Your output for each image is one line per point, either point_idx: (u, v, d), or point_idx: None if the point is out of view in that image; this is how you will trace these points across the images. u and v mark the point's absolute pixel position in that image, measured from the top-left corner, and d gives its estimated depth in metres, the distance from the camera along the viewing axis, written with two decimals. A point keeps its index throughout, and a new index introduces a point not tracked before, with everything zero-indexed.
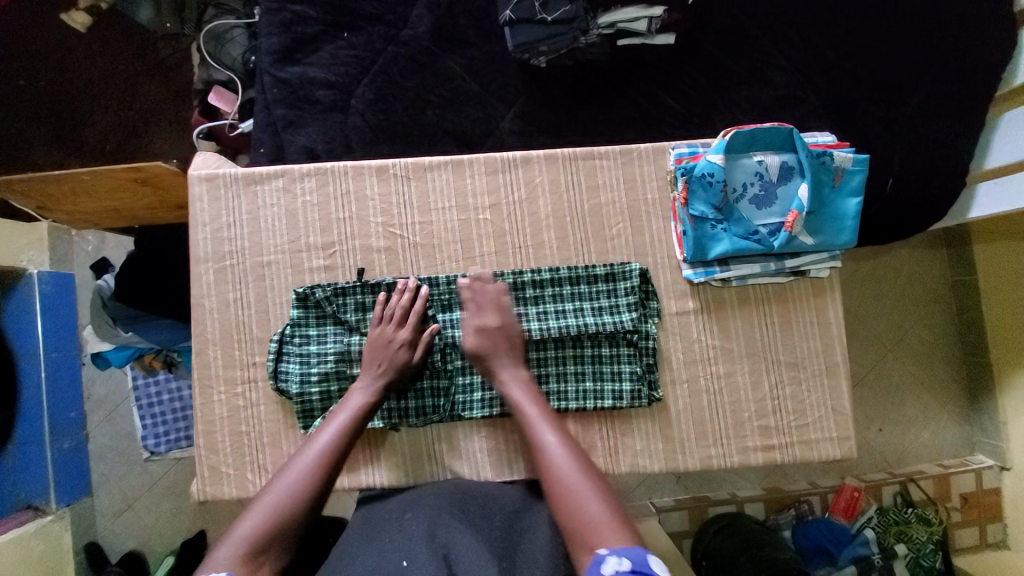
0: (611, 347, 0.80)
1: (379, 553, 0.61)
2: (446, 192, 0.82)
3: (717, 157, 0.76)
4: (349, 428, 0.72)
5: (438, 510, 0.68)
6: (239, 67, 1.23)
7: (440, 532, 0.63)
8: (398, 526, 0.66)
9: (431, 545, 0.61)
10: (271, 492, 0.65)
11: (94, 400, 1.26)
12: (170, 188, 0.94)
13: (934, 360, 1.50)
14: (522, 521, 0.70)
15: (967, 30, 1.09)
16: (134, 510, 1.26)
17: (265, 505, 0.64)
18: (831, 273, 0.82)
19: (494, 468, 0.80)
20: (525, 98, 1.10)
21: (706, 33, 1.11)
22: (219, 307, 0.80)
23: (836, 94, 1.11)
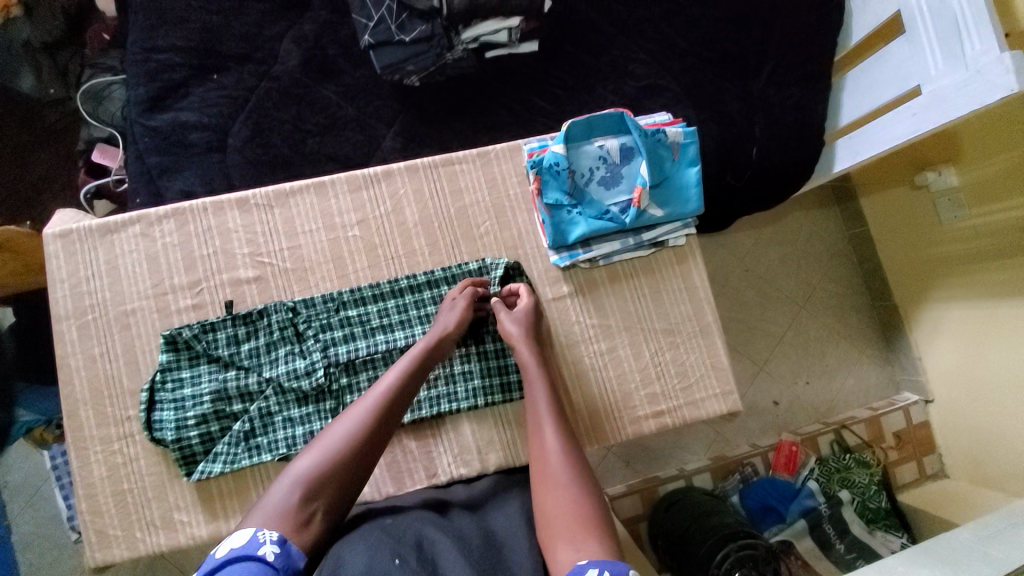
0: (494, 342, 0.83)
1: (370, 551, 0.57)
2: (311, 215, 0.83)
3: (560, 147, 0.80)
4: (406, 380, 0.69)
5: (419, 523, 0.65)
6: (120, 123, 1.18)
7: (427, 542, 0.60)
8: (380, 529, 0.63)
9: (419, 555, 0.58)
10: (324, 438, 0.63)
11: (12, 487, 1.17)
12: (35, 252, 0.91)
13: (845, 309, 1.58)
14: (498, 533, 0.65)
15: (798, 9, 1.20)
16: None
17: (322, 446, 0.62)
18: (690, 241, 0.86)
19: (398, 481, 0.79)
20: (403, 115, 1.13)
21: (568, 36, 1.17)
22: (85, 364, 0.77)
23: (697, 78, 1.18)
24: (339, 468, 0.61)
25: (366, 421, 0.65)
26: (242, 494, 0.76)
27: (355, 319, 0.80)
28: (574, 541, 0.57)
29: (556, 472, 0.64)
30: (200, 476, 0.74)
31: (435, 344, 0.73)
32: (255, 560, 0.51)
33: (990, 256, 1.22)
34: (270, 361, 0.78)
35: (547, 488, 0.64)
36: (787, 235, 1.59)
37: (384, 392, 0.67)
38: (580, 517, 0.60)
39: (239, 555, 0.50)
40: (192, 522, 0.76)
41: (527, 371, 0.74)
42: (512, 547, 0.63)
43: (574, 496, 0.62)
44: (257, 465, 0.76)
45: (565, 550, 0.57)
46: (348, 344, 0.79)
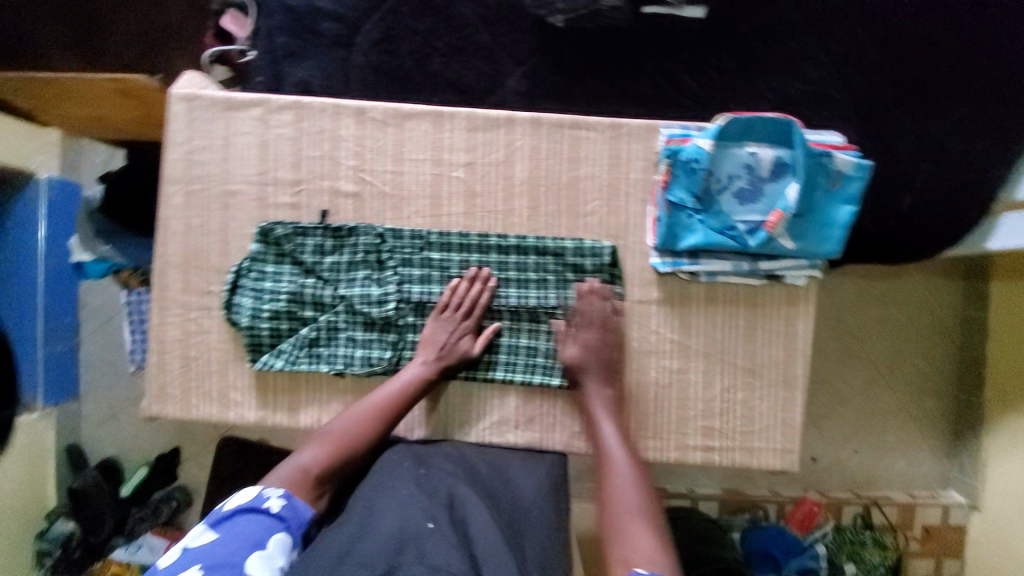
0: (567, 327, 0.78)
1: (401, 511, 0.57)
2: (422, 143, 0.79)
3: (706, 142, 0.71)
4: (409, 392, 0.74)
5: (451, 474, 0.65)
6: None
7: (458, 502, 0.61)
8: (413, 482, 0.62)
9: (449, 516, 0.58)
10: (331, 431, 0.72)
11: (89, 310, 1.33)
12: (148, 102, 0.94)
13: (925, 391, 1.41)
14: (522, 501, 0.67)
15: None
16: (118, 419, 1.35)
17: (329, 438, 0.71)
18: (808, 284, 0.77)
19: (432, 427, 0.80)
20: (537, 57, 1.05)
21: (741, 12, 1.02)
22: (183, 230, 0.80)
23: (872, 99, 1.01)
24: (344, 460, 0.70)
25: (368, 423, 0.72)
26: (292, 394, 0.80)
27: (436, 262, 0.79)
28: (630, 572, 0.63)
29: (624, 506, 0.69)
30: (262, 366, 0.78)
31: (435, 366, 0.75)
32: (261, 511, 0.62)
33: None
34: (347, 280, 0.78)
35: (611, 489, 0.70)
36: (889, 290, 1.40)
37: (382, 397, 0.73)
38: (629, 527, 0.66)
39: (247, 508, 0.62)
40: (244, 404, 0.80)
41: (590, 400, 0.76)
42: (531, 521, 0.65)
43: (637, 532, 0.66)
44: (312, 372, 0.79)
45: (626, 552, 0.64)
46: (423, 285, 0.78)
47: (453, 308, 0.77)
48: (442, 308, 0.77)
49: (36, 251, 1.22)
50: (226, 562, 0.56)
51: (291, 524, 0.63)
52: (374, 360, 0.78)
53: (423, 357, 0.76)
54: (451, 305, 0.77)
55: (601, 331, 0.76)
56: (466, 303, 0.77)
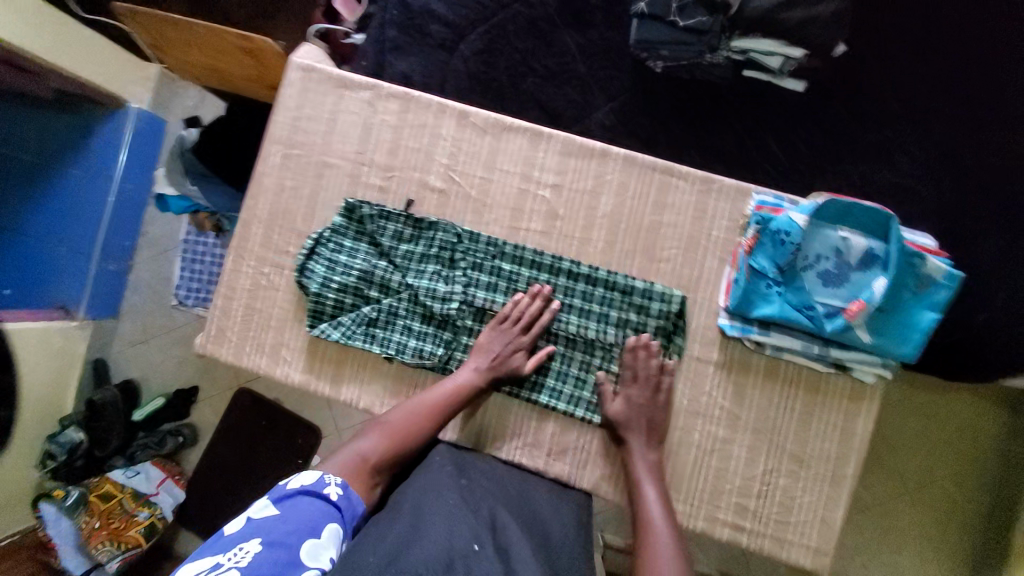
0: (618, 366, 0.77)
1: (448, 528, 0.57)
2: (515, 157, 0.81)
3: (803, 217, 0.70)
4: (462, 396, 0.74)
5: (492, 500, 0.65)
6: None
7: (500, 530, 0.60)
8: (456, 494, 0.63)
9: (494, 541, 0.58)
10: (386, 422, 0.72)
11: (149, 238, 1.38)
12: (268, 67, 1.00)
13: (952, 519, 1.18)
14: (556, 543, 0.65)
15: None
16: (146, 346, 1.37)
17: (385, 429, 0.72)
18: (874, 383, 0.75)
19: (463, 435, 0.79)
20: (628, 96, 1.05)
21: (846, 95, 1.01)
22: (275, 190, 0.84)
23: (969, 207, 0.97)
24: (398, 454, 0.70)
25: (423, 421, 0.73)
26: (339, 368, 0.82)
27: (505, 273, 0.79)
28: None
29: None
30: (319, 334, 0.79)
31: (486, 375, 0.75)
32: (321, 497, 0.61)
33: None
34: (417, 271, 0.80)
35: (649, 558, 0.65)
36: (931, 398, 1.21)
37: (436, 397, 0.74)
38: None
39: (308, 491, 0.61)
40: (291, 366, 0.82)
41: (632, 459, 0.73)
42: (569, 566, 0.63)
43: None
44: (364, 351, 0.80)
45: None
46: (488, 293, 0.79)
47: (506, 321, 0.77)
48: (496, 321, 0.77)
49: (111, 175, 1.28)
50: (282, 540, 0.54)
51: (346, 515, 0.62)
52: (425, 354, 0.78)
53: (476, 365, 0.75)
54: (506, 316, 0.77)
55: (650, 390, 0.75)
56: (525, 317, 0.76)
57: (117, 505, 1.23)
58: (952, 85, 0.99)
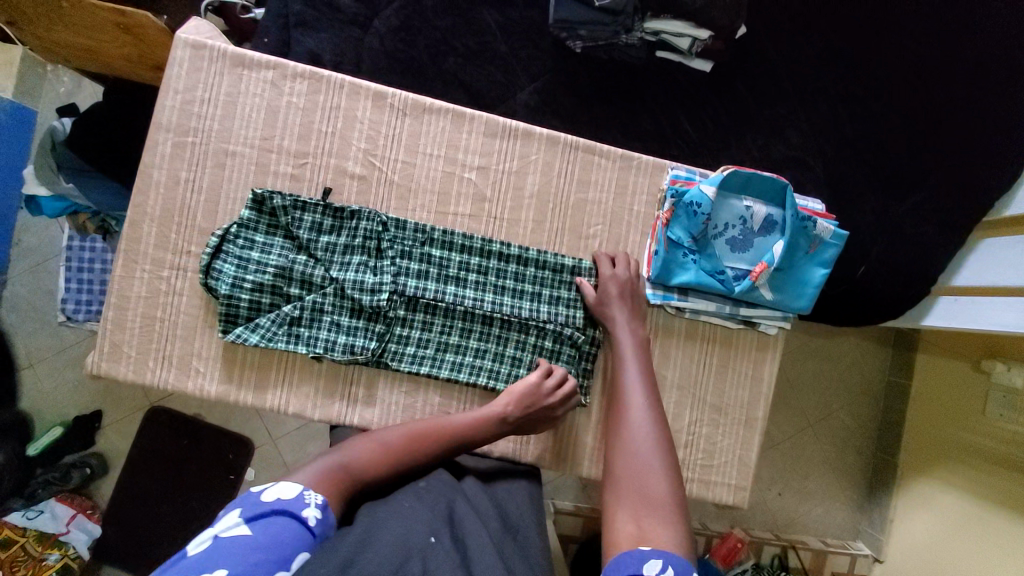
0: (554, 343, 0.79)
1: (404, 522, 0.55)
2: (437, 139, 0.79)
3: (710, 189, 0.75)
4: (473, 434, 0.71)
5: (452, 491, 0.64)
6: None
7: (458, 520, 0.59)
8: (411, 493, 0.62)
9: (451, 531, 0.57)
10: (384, 438, 0.67)
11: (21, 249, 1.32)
12: (152, 46, 0.87)
13: (847, 445, 1.38)
14: (517, 525, 0.65)
15: (992, 149, 1.08)
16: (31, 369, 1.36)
17: (380, 445, 0.66)
18: (778, 334, 0.83)
19: None
20: (550, 75, 1.07)
21: (745, 73, 1.10)
22: (168, 183, 0.76)
23: (847, 174, 1.11)
24: (384, 472, 0.65)
25: (422, 447, 0.68)
26: (263, 373, 0.77)
27: (435, 260, 0.78)
28: (637, 523, 0.59)
29: (640, 447, 0.67)
30: (235, 339, 0.74)
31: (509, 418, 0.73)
32: (298, 518, 0.52)
33: (1000, 460, 1.09)
34: (340, 263, 0.76)
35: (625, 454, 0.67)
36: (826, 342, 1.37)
37: (445, 427, 0.70)
38: (646, 503, 0.61)
39: (283, 510, 0.52)
40: (206, 376, 0.76)
41: (618, 330, 0.76)
42: (526, 541, 0.63)
43: (652, 479, 0.63)
44: (289, 352, 0.76)
45: (631, 525, 0.59)
46: (419, 280, 0.77)
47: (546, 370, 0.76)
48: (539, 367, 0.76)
49: None
50: (248, 574, 0.45)
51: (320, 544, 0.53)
52: (355, 348, 0.76)
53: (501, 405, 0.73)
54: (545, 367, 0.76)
55: (630, 269, 0.79)
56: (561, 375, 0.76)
57: (18, 551, 1.22)
58: (832, 63, 1.10)
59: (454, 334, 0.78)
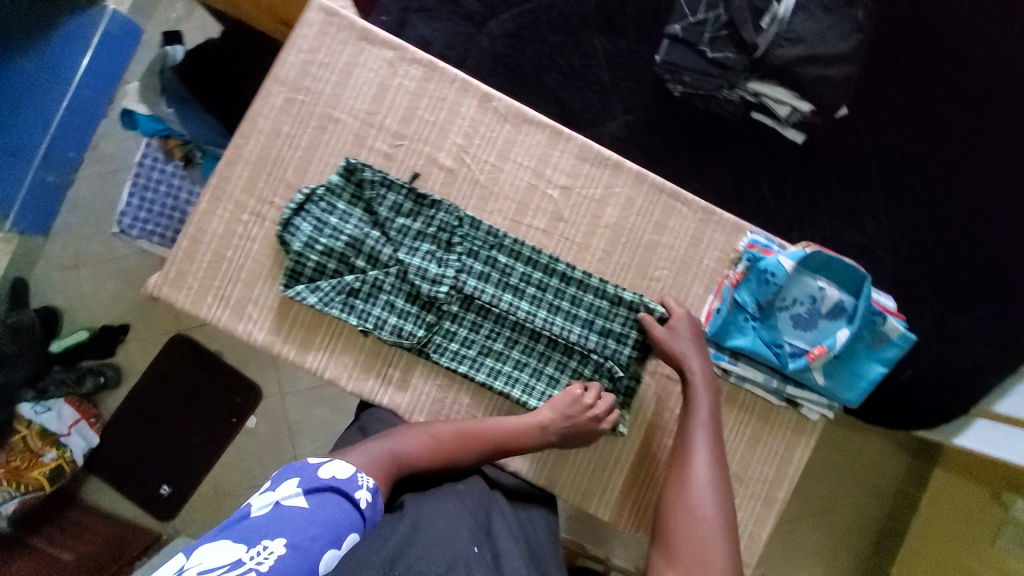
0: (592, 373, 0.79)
1: (450, 527, 0.60)
2: (530, 151, 0.80)
3: (788, 261, 0.75)
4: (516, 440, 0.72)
5: (489, 504, 0.69)
6: None
7: (495, 533, 0.64)
8: (455, 497, 0.67)
9: (489, 544, 0.62)
10: (435, 434, 0.71)
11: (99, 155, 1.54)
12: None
13: (846, 546, 1.32)
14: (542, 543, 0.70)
15: None
16: (78, 272, 1.56)
17: (431, 438, 0.71)
18: (819, 421, 0.81)
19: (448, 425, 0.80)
20: (643, 112, 1.10)
21: (834, 151, 1.09)
22: (269, 133, 0.78)
23: (913, 274, 1.09)
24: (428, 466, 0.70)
25: (467, 450, 0.71)
26: (309, 333, 0.79)
27: (500, 266, 0.79)
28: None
29: (700, 503, 0.67)
30: (294, 295, 0.76)
31: (553, 431, 0.73)
32: (349, 498, 0.60)
33: None
34: (409, 248, 0.77)
35: (689, 502, 0.67)
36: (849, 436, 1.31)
37: (491, 433, 0.72)
38: (701, 555, 0.63)
39: (338, 488, 0.60)
40: (257, 324, 0.78)
41: (688, 370, 0.74)
42: (553, 562, 0.68)
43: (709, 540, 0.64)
44: (340, 320, 0.77)
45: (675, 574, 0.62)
46: (479, 282, 0.78)
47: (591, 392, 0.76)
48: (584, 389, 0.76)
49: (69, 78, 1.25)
50: (303, 545, 0.54)
51: (369, 522, 0.61)
52: (404, 333, 0.77)
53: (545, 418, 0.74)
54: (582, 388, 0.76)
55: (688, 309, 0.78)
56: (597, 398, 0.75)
57: (21, 442, 1.39)
58: (926, 162, 1.08)
59: (500, 342, 0.79)
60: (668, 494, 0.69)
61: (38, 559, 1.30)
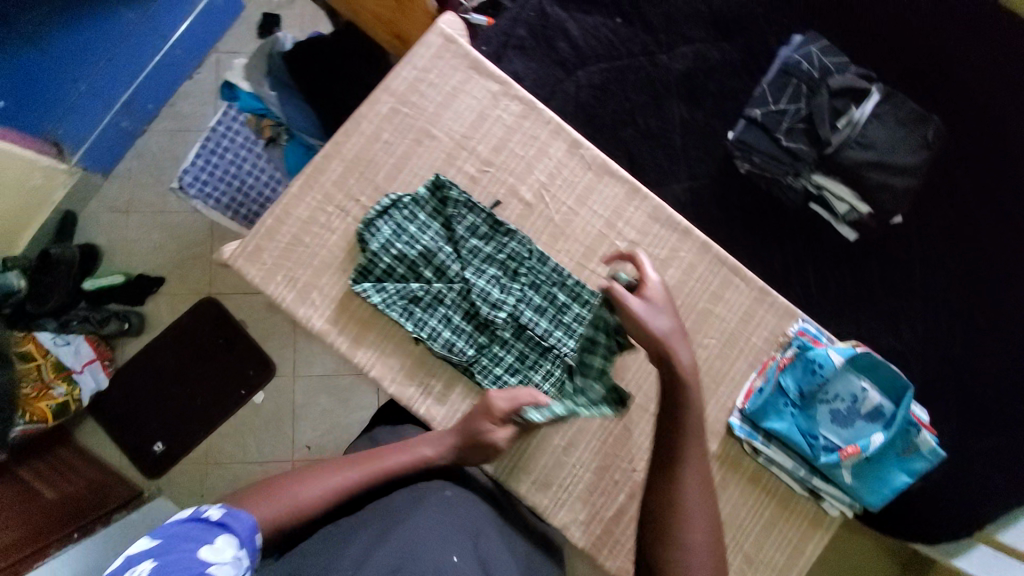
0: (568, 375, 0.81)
1: (434, 540, 0.64)
2: (607, 202, 0.83)
3: (837, 356, 0.77)
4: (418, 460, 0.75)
5: (477, 514, 0.74)
6: None
7: (477, 544, 0.68)
8: (444, 506, 0.71)
9: (470, 554, 0.66)
10: (335, 475, 0.72)
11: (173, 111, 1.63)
12: (408, 18, 0.96)
13: None
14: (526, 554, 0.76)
15: None
16: (126, 216, 1.61)
17: (332, 480, 0.71)
18: (836, 518, 0.81)
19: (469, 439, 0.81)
20: (706, 181, 1.14)
21: (885, 255, 1.12)
22: (368, 136, 0.83)
23: (940, 388, 1.10)
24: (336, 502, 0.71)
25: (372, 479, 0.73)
26: (363, 331, 0.81)
27: (558, 304, 0.81)
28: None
29: (693, 516, 0.69)
30: (360, 291, 0.79)
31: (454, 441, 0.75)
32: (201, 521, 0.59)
33: None
34: (477, 269, 0.81)
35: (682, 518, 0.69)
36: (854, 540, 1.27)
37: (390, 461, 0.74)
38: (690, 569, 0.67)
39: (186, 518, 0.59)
40: (316, 311, 0.80)
41: (672, 359, 0.72)
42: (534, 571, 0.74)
43: (693, 555, 0.67)
44: (396, 322, 0.80)
45: None
46: (535, 315, 0.80)
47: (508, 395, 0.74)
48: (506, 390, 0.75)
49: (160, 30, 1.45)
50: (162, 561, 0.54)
51: (238, 529, 0.61)
52: (454, 348, 0.79)
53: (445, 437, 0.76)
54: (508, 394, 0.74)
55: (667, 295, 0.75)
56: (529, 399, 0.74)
57: (36, 368, 1.40)
58: (969, 282, 1.11)
59: (543, 377, 0.81)
60: (660, 514, 0.69)
61: (23, 488, 1.31)
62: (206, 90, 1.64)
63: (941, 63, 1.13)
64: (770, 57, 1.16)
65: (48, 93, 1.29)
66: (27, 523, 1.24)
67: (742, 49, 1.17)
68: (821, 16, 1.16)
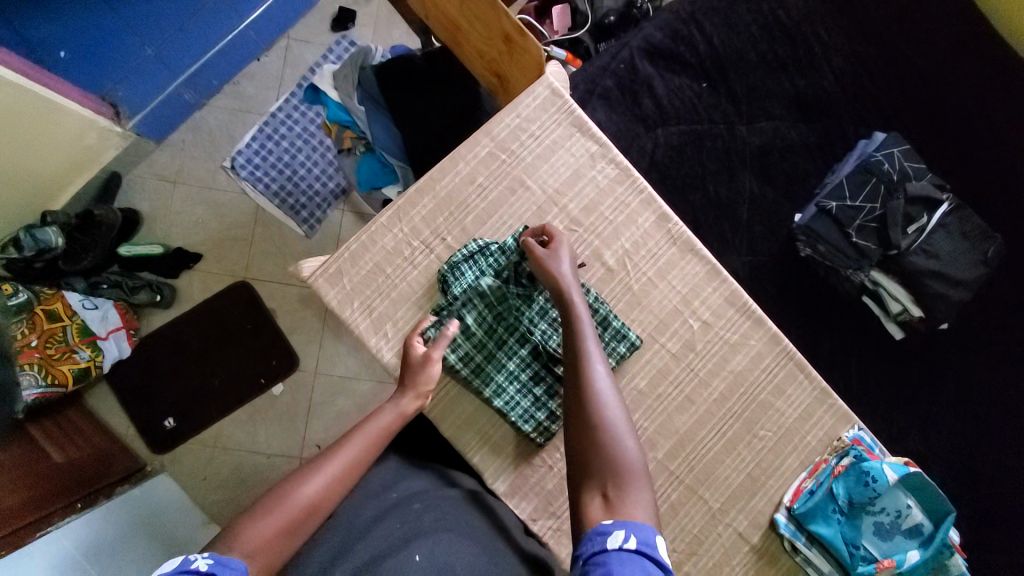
0: (533, 365, 0.81)
1: (390, 537, 0.68)
2: (686, 279, 0.84)
3: (890, 472, 0.78)
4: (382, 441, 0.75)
5: (454, 514, 0.74)
6: (595, 18, 1.30)
7: (441, 534, 0.69)
8: (412, 507, 0.73)
9: (430, 545, 0.67)
10: (299, 493, 0.67)
11: (236, 89, 1.57)
12: (513, 64, 0.93)
13: None
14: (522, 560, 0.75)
15: None
16: (171, 189, 1.55)
17: (297, 500, 0.66)
18: None
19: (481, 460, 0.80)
20: (767, 258, 1.16)
21: (933, 358, 1.13)
22: (463, 177, 0.83)
23: (977, 501, 1.09)
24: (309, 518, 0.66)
25: (342, 481, 0.70)
26: None
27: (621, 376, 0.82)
28: (606, 498, 0.62)
29: (611, 425, 0.67)
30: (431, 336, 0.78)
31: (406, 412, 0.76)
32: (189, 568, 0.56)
33: None
34: (546, 323, 0.81)
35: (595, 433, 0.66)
36: None
37: (350, 455, 0.72)
38: (620, 478, 0.63)
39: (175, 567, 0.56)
40: (387, 344, 0.80)
41: (572, 293, 0.75)
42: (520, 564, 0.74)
43: (627, 456, 0.65)
44: (464, 368, 0.80)
45: (597, 509, 0.61)
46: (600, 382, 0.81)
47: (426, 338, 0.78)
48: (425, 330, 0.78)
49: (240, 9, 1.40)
50: None
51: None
52: (509, 396, 0.79)
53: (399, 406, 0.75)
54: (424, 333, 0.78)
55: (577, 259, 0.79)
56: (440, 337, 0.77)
57: (61, 330, 1.35)
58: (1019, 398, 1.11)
59: None
60: (576, 414, 0.68)
61: (30, 448, 1.21)
62: (271, 74, 1.57)
63: (1015, 180, 1.14)
64: (846, 146, 1.18)
65: (110, 54, 1.26)
66: (35, 485, 1.14)
67: (818, 134, 1.19)
68: (900, 116, 1.18)
